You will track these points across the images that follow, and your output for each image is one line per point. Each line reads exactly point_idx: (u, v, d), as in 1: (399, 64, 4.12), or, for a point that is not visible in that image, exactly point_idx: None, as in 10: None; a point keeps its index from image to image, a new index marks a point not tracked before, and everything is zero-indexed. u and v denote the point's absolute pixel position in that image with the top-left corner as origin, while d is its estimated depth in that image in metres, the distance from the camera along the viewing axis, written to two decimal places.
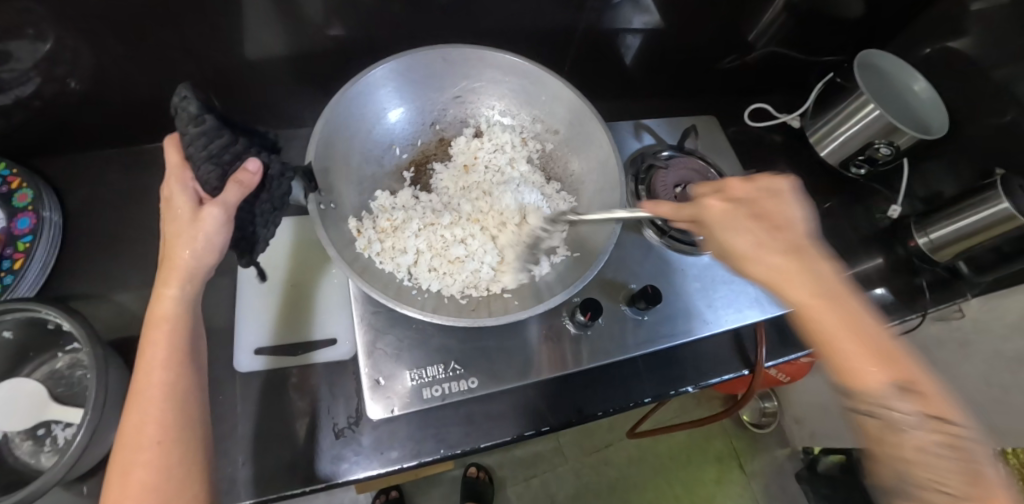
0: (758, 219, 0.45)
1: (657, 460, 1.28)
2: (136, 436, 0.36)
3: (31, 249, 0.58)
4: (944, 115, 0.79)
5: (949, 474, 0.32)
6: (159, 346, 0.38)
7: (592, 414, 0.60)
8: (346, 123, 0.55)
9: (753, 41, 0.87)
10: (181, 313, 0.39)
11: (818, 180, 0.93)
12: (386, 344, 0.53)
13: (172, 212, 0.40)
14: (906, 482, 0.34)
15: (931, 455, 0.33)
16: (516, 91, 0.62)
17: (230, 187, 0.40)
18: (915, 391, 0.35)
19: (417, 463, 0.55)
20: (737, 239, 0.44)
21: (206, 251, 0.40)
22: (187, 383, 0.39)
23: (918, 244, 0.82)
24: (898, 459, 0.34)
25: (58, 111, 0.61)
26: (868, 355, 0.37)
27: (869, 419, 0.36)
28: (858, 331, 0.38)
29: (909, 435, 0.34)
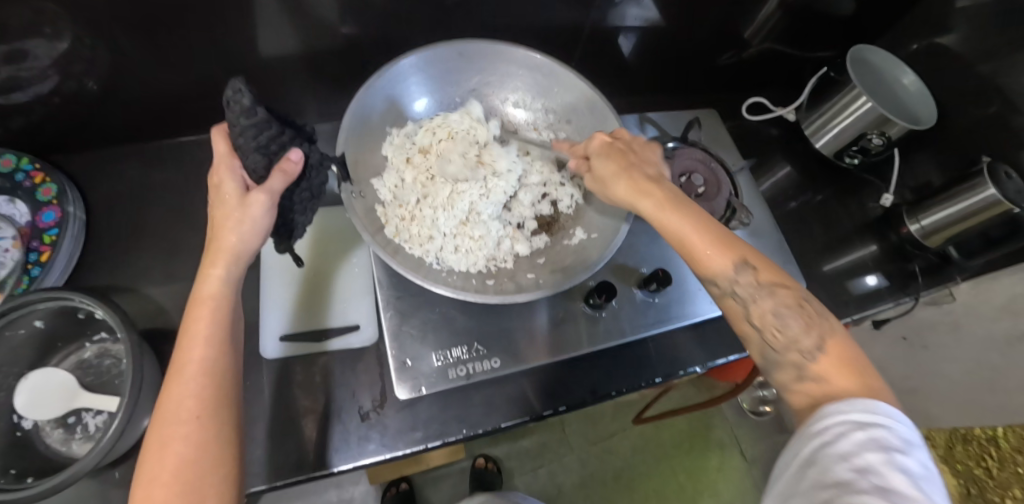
0: (620, 156, 0.54)
1: (660, 449, 1.31)
2: (176, 408, 0.37)
3: (56, 243, 0.60)
4: (933, 107, 0.82)
5: (796, 332, 0.44)
6: (204, 324, 0.40)
7: (606, 393, 0.62)
8: (370, 116, 0.58)
9: (748, 37, 0.90)
10: (225, 293, 0.41)
11: (813, 171, 0.97)
12: (411, 326, 0.56)
13: (220, 197, 0.42)
14: (770, 344, 0.45)
15: (781, 314, 0.45)
16: (530, 84, 0.64)
17: (275, 175, 0.42)
18: (753, 267, 0.46)
19: (441, 443, 0.57)
20: (611, 183, 0.53)
21: (252, 234, 0.42)
22: (228, 361, 0.40)
23: (911, 232, 0.86)
24: (756, 321, 0.46)
25: (77, 108, 0.62)
26: (715, 247, 0.47)
27: (733, 301, 0.47)
28: (704, 229, 0.48)
29: (761, 303, 0.46)
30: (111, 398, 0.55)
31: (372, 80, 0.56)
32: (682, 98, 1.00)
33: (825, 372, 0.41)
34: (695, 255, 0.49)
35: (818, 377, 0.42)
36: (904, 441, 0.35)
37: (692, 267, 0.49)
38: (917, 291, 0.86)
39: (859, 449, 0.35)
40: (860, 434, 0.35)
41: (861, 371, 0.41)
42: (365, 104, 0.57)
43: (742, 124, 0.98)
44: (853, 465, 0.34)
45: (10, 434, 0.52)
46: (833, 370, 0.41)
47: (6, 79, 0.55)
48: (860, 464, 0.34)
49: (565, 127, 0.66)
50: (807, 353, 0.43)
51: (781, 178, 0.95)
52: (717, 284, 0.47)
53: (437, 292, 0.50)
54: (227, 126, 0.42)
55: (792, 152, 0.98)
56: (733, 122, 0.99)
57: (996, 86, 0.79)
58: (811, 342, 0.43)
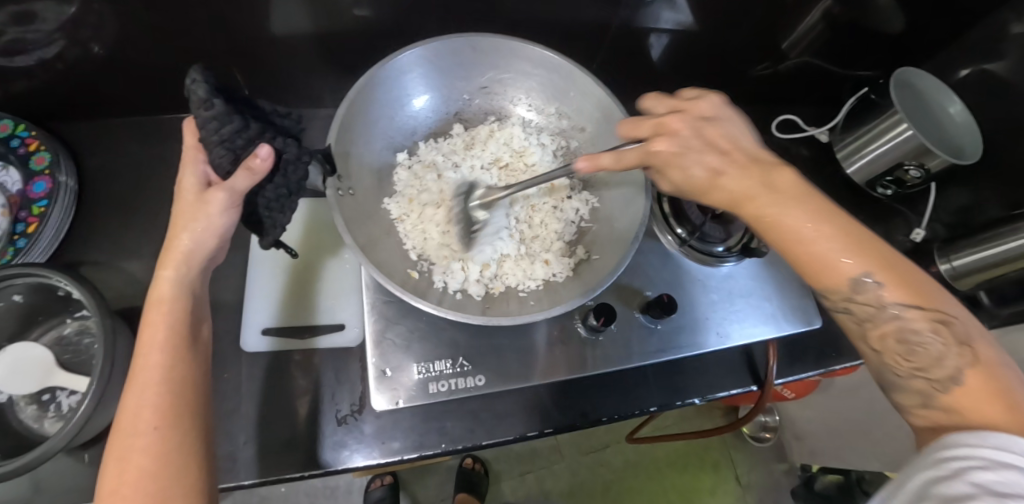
0: (716, 145, 0.46)
1: (653, 465, 1.27)
2: (134, 420, 0.35)
3: (45, 214, 0.58)
4: (977, 142, 0.77)
5: (934, 360, 0.40)
6: (158, 329, 0.37)
7: (597, 419, 0.59)
8: (371, 108, 0.54)
9: (786, 49, 0.84)
10: (179, 295, 0.39)
11: (841, 197, 0.91)
12: (395, 334, 0.53)
13: (179, 197, 0.40)
14: (892, 367, 0.43)
15: (909, 338, 0.42)
16: (544, 85, 0.60)
17: (239, 173, 0.38)
18: (883, 281, 0.42)
19: (419, 455, 0.55)
20: (689, 162, 0.46)
21: (207, 235, 0.40)
22: (188, 366, 0.38)
23: (940, 270, 0.81)
24: (876, 343, 0.44)
25: (78, 76, 0.60)
26: (847, 251, 0.42)
27: (850, 317, 0.44)
28: (835, 234, 0.42)
29: (884, 324, 0.43)
30: (86, 378, 0.54)
31: (375, 70, 0.52)
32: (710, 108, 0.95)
33: (958, 402, 0.38)
34: (812, 267, 0.44)
35: (948, 407, 0.39)
36: None
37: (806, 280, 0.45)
38: None
39: (972, 488, 0.30)
40: (979, 473, 0.31)
41: (1013, 400, 0.36)
42: (368, 94, 0.53)
43: (769, 141, 0.93)
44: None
45: None
46: (977, 398, 0.37)
47: (10, 41, 0.53)
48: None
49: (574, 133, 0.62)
50: (937, 383, 0.40)
51: None
52: (832, 297, 0.44)
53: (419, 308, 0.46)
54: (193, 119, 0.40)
55: (821, 175, 0.92)
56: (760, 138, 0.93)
57: None
58: (947, 371, 0.39)
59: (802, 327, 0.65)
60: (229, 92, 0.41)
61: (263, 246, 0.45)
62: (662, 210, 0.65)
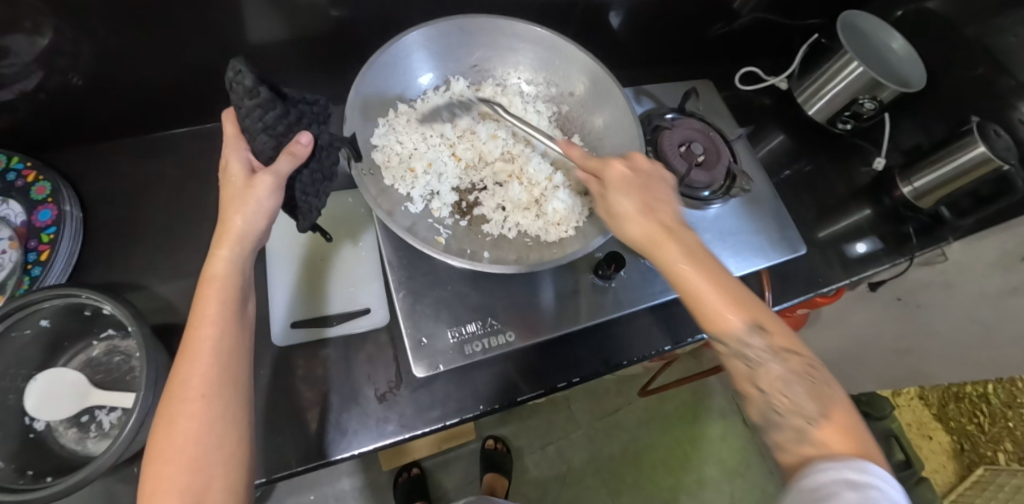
0: (646, 195, 0.52)
1: (665, 420, 1.33)
2: (184, 388, 0.37)
3: (55, 241, 0.58)
4: (921, 70, 0.84)
5: (800, 400, 0.44)
6: (211, 303, 0.40)
7: (619, 363, 0.63)
8: (375, 94, 0.57)
9: (738, 7, 0.89)
10: (231, 274, 0.41)
11: (807, 138, 0.98)
12: (424, 305, 0.56)
13: (225, 179, 0.43)
14: (773, 405, 0.45)
15: (788, 381, 0.45)
16: (533, 56, 0.64)
17: (283, 158, 0.42)
18: (766, 329, 0.46)
19: (459, 420, 0.58)
20: (623, 202, 0.51)
21: (258, 214, 0.42)
22: (235, 339, 0.40)
23: (904, 194, 0.88)
24: (762, 385, 0.46)
25: (65, 103, 0.61)
26: (727, 306, 0.47)
27: (741, 361, 0.47)
28: (714, 284, 0.48)
29: (768, 368, 0.46)
30: (123, 395, 0.55)
31: (376, 57, 0.55)
32: (678, 69, 0.99)
33: (829, 437, 0.41)
34: (706, 314, 0.48)
35: (820, 442, 0.41)
36: None
37: (701, 325, 0.49)
38: (912, 252, 0.88)
39: None
40: None
41: (858, 438, 0.42)
42: (370, 80, 0.56)
43: (735, 94, 0.99)
44: None
45: (24, 436, 0.51)
46: (837, 437, 0.41)
47: None
48: None
49: (564, 96, 0.66)
50: (810, 419, 0.43)
51: (776, 146, 0.96)
52: (725, 342, 0.47)
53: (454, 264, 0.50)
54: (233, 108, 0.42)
55: (787, 121, 0.99)
56: (727, 93, 0.99)
57: (990, 47, 0.81)
58: (816, 407, 0.44)
59: (788, 255, 0.72)
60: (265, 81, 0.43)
61: (303, 229, 0.48)
62: (650, 163, 0.68)
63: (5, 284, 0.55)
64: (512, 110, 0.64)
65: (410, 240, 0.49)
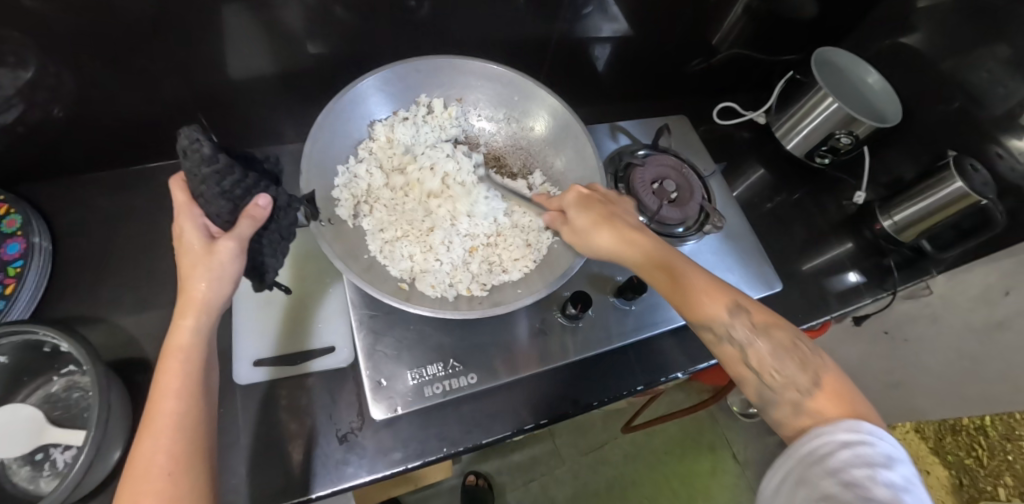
0: (605, 210, 0.56)
1: (653, 455, 1.30)
2: (148, 467, 0.36)
3: (22, 274, 0.58)
4: (897, 105, 0.85)
5: (789, 372, 0.46)
6: (174, 376, 0.39)
7: (589, 404, 0.62)
8: (330, 141, 0.58)
9: (715, 44, 0.91)
10: (197, 342, 0.41)
11: (786, 173, 0.98)
12: (386, 346, 0.55)
13: (184, 250, 0.43)
14: (767, 384, 0.47)
15: (777, 355, 0.47)
16: (489, 93, 0.66)
17: (243, 222, 0.44)
18: (749, 310, 0.49)
19: (422, 462, 0.56)
20: (581, 222, 0.55)
21: (222, 281, 0.43)
22: (199, 411, 0.39)
23: (884, 227, 0.88)
24: (755, 364, 0.48)
25: (42, 136, 0.61)
26: (709, 293, 0.50)
27: (731, 345, 0.49)
28: (699, 279, 0.51)
29: (756, 346, 0.48)
30: (79, 432, 0.54)
31: (328, 107, 0.56)
32: (656, 104, 1.00)
33: (820, 406, 0.43)
34: (688, 303, 0.51)
35: (814, 411, 0.43)
36: (888, 457, 0.38)
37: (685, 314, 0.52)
38: (894, 286, 0.87)
39: (844, 466, 0.37)
40: (843, 452, 0.38)
41: (851, 399, 0.44)
42: (324, 129, 0.58)
43: (714, 129, 0.99)
44: (840, 479, 0.37)
45: None
46: (827, 402, 0.43)
47: None
48: (846, 478, 0.37)
49: (524, 132, 0.67)
50: (804, 391, 0.45)
51: (755, 181, 0.96)
52: (713, 328, 0.50)
53: (417, 313, 0.51)
54: (183, 169, 0.42)
55: (765, 155, 0.99)
56: (705, 128, 0.99)
57: (961, 82, 0.82)
58: (808, 378, 0.45)
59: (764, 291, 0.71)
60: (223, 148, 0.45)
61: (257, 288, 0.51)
62: None
63: None
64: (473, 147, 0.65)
65: (371, 292, 0.50)
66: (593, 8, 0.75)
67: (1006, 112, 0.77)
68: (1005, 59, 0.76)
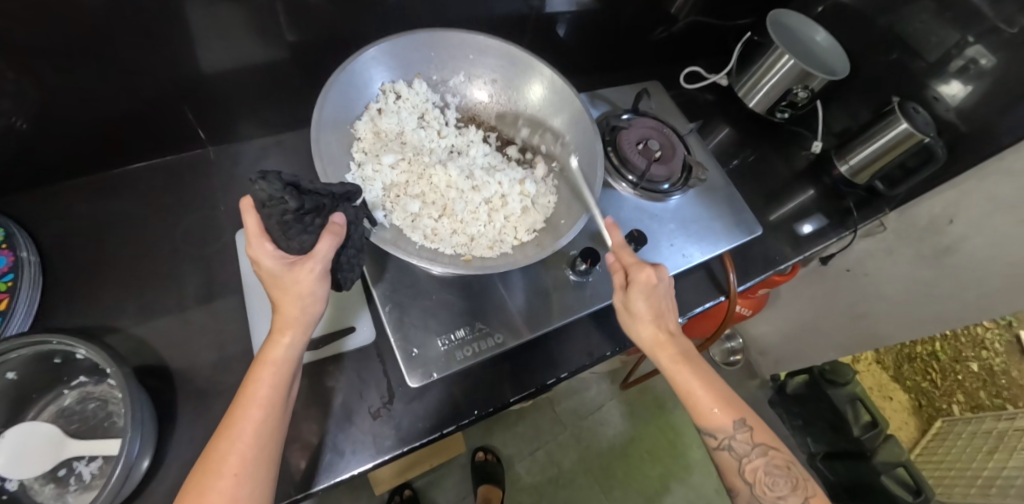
0: (657, 307, 0.55)
1: (648, 411, 1.37)
2: (220, 465, 0.39)
3: (15, 288, 0.55)
4: (843, 60, 0.93)
5: (782, 488, 0.52)
6: (263, 385, 0.42)
7: (602, 356, 0.68)
8: (327, 152, 0.56)
9: (675, 13, 0.96)
10: (288, 361, 0.43)
11: (750, 130, 1.05)
12: (412, 317, 0.56)
13: (265, 271, 0.43)
14: (759, 497, 0.53)
15: (771, 473, 0.53)
16: (442, 61, 0.66)
17: (322, 243, 0.43)
18: (751, 428, 0.54)
19: (456, 427, 0.60)
20: (638, 307, 0.55)
21: (310, 304, 0.43)
22: (276, 420, 0.42)
23: (842, 172, 0.95)
24: (749, 477, 0.54)
25: (13, 145, 0.58)
26: (721, 407, 0.54)
27: (731, 455, 0.54)
28: (710, 389, 0.54)
29: (754, 462, 0.53)
30: (104, 441, 0.53)
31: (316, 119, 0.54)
32: (624, 74, 1.05)
33: None
34: (698, 411, 0.54)
35: None
36: None
37: (693, 417, 0.56)
38: (854, 225, 0.96)
39: None
40: None
41: None
42: (318, 142, 0.55)
43: (681, 93, 1.05)
44: None
45: None
46: None
47: None
48: None
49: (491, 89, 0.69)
50: None
51: (723, 139, 1.03)
52: (717, 437, 0.54)
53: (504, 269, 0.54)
54: (255, 205, 0.41)
55: (730, 115, 1.06)
56: (674, 92, 1.04)
57: (895, 33, 0.90)
58: (795, 501, 0.52)
59: (747, 236, 0.76)
60: (297, 181, 0.44)
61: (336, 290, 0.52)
62: (612, 163, 0.73)
63: None
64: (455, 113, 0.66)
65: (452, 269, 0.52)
66: None
67: (939, 58, 0.85)
68: (934, 9, 0.83)
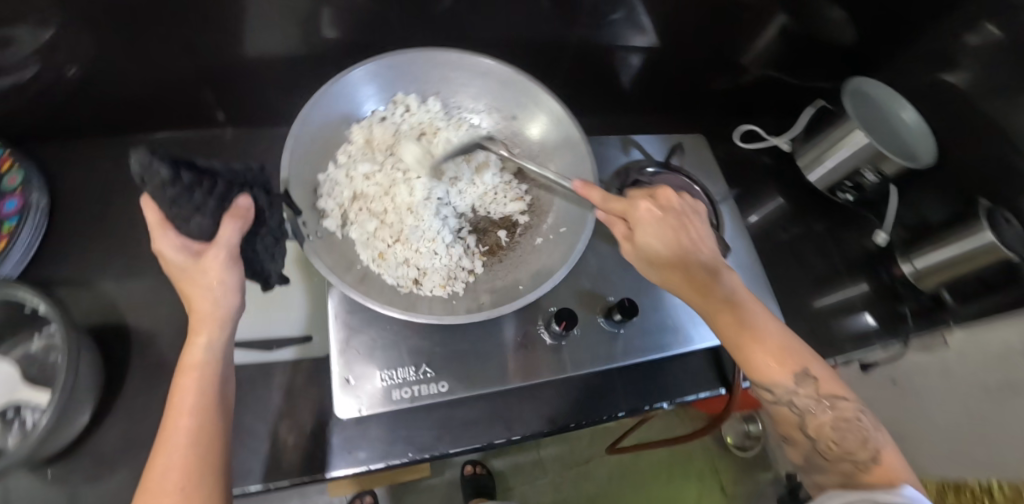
0: (672, 232, 0.54)
1: (638, 477, 1.28)
2: (161, 483, 0.36)
3: (15, 232, 0.59)
4: (931, 146, 0.80)
5: (845, 440, 0.48)
6: (187, 392, 0.40)
7: (565, 425, 0.60)
8: (308, 146, 0.58)
9: (746, 60, 0.88)
10: (209, 360, 0.42)
11: (805, 204, 0.94)
12: (359, 343, 0.55)
13: (177, 268, 0.43)
14: (821, 452, 0.49)
15: (840, 427, 0.49)
16: (467, 85, 0.66)
17: (225, 228, 0.44)
18: (813, 375, 0.50)
19: (385, 465, 0.55)
20: (652, 241, 0.54)
21: (225, 295, 0.44)
22: (215, 425, 0.40)
23: (905, 272, 0.84)
24: (812, 431, 0.50)
25: (55, 98, 0.61)
26: (768, 349, 0.50)
27: (789, 409, 0.50)
28: (748, 328, 0.51)
29: (817, 416, 0.49)
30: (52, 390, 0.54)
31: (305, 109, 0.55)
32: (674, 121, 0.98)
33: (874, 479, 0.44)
34: (746, 359, 0.51)
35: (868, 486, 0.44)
36: None
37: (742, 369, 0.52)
38: (906, 335, 0.84)
39: None
40: None
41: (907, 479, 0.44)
42: (302, 131, 0.56)
43: (735, 151, 0.96)
44: None
45: None
46: (883, 472, 0.44)
47: None
48: None
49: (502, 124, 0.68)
50: (864, 465, 0.46)
51: (773, 210, 0.92)
52: (773, 387, 0.50)
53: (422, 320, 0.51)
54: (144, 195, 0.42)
55: (785, 184, 0.96)
56: (725, 149, 0.96)
57: (995, 123, 0.73)
58: (867, 454, 0.46)
59: None
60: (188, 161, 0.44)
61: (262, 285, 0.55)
62: None
63: None
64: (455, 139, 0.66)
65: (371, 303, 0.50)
66: (622, 15, 0.73)
67: None
68: None
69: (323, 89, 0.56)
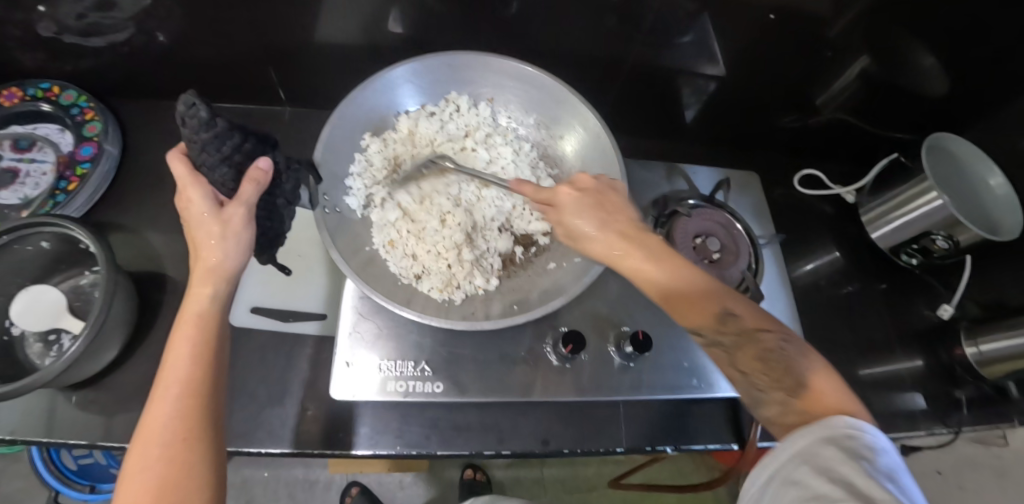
0: (600, 213, 0.51)
1: None
2: (156, 433, 0.37)
3: (85, 175, 0.65)
4: (1020, 220, 0.71)
5: (778, 375, 0.43)
6: (186, 344, 0.41)
7: (557, 449, 0.59)
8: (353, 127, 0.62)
9: (818, 105, 0.82)
10: (212, 313, 0.43)
11: (863, 262, 0.87)
12: (365, 330, 0.57)
13: (197, 219, 0.45)
14: (756, 384, 0.44)
15: (769, 353, 0.45)
16: (519, 95, 0.66)
17: (247, 184, 0.46)
18: (737, 313, 0.46)
19: (372, 453, 0.57)
20: (578, 221, 0.51)
21: (235, 250, 0.45)
22: (211, 381, 0.41)
23: (967, 354, 0.75)
24: (742, 368, 0.46)
25: (141, 60, 0.67)
26: (684, 304, 0.47)
27: (719, 347, 0.46)
28: (660, 272, 0.48)
29: (743, 348, 0.45)
30: None
31: (356, 93, 0.59)
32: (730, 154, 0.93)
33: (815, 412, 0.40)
34: (671, 305, 0.47)
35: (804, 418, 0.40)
36: None
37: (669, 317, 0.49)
38: (958, 424, 0.74)
39: None
40: None
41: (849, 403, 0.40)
42: (349, 114, 0.61)
43: (793, 195, 0.90)
44: None
45: None
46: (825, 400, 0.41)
47: (89, 24, 0.59)
48: None
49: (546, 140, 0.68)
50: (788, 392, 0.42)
51: (825, 263, 0.86)
52: (703, 330, 0.46)
53: (404, 315, 0.51)
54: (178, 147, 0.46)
55: (844, 237, 0.89)
56: (781, 191, 0.91)
57: None
58: (793, 380, 0.43)
59: None
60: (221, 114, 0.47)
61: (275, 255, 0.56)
62: None
63: (32, 201, 0.62)
64: (495, 146, 0.67)
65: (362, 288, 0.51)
66: (690, 39, 0.70)
67: None
68: None
69: (377, 76, 0.59)
